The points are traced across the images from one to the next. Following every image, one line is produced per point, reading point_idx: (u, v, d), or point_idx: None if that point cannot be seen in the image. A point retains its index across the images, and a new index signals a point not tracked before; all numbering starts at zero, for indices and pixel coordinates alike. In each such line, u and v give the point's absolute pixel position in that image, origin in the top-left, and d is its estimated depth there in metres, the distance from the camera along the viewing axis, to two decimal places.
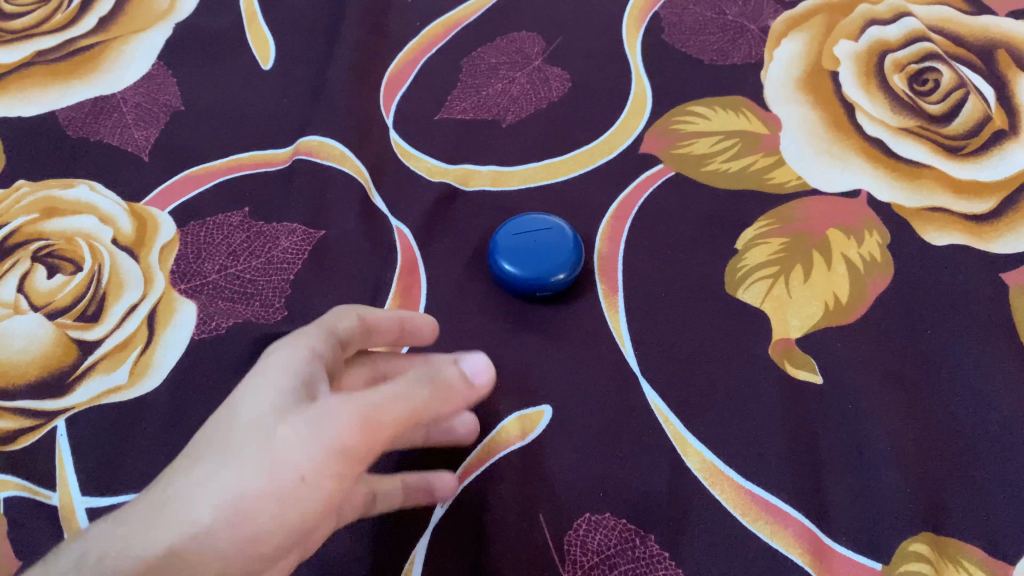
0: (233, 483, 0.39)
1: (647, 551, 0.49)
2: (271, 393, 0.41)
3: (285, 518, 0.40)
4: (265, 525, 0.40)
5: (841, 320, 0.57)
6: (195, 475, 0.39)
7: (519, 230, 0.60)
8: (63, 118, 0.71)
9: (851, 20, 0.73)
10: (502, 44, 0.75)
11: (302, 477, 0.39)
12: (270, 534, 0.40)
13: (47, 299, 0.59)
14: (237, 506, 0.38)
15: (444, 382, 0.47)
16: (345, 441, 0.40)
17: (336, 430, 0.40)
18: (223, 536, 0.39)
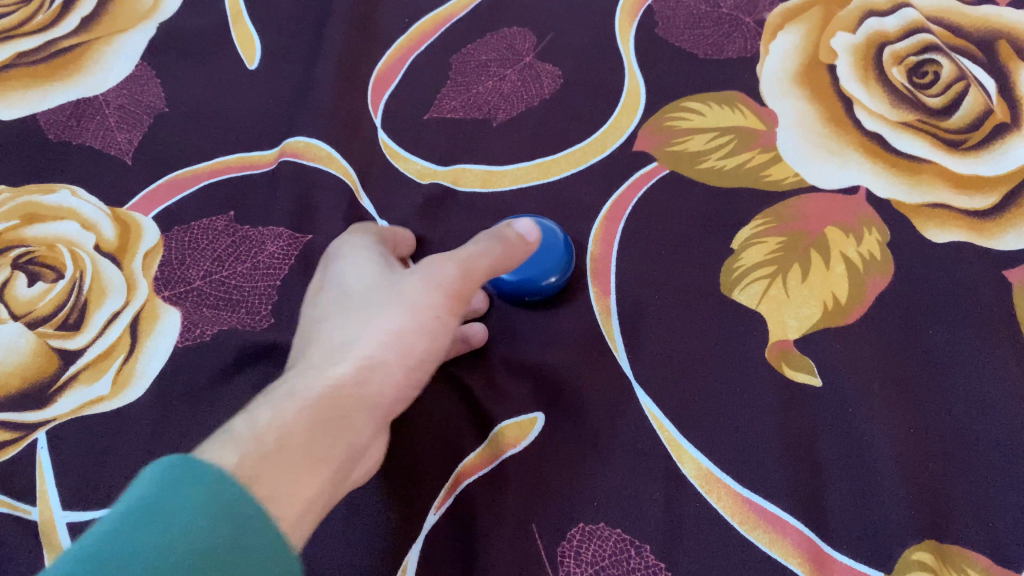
0: (374, 330, 0.45)
1: (642, 561, 0.48)
2: (370, 271, 0.49)
3: (418, 355, 0.47)
4: (391, 352, 0.45)
5: (840, 321, 0.56)
6: (329, 340, 0.45)
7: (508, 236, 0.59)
8: (43, 121, 0.69)
9: (849, 12, 0.71)
10: (492, 39, 0.73)
11: (433, 313, 0.46)
12: (406, 362, 0.46)
13: (28, 308, 0.58)
14: (386, 337, 0.45)
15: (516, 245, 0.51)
16: (445, 284, 0.46)
17: (448, 271, 0.46)
18: (360, 360, 0.44)
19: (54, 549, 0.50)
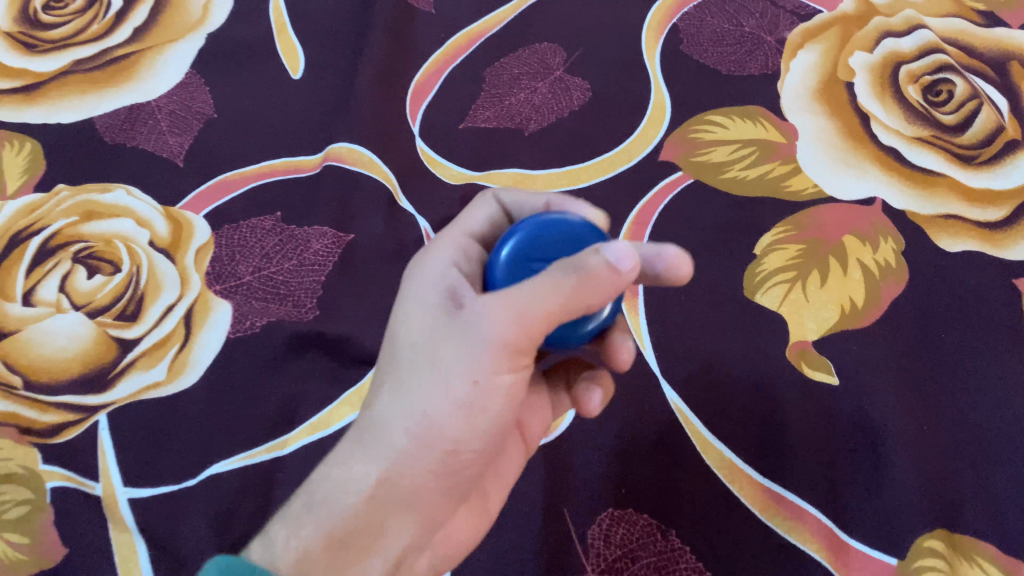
0: (433, 414, 0.43)
1: (668, 545, 0.51)
2: (415, 328, 0.44)
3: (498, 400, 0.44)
4: (496, 407, 0.44)
5: (856, 323, 0.59)
6: (442, 405, 0.43)
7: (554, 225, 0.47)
8: (99, 125, 0.73)
9: (866, 32, 0.75)
10: (524, 55, 0.77)
11: (479, 383, 0.42)
12: (489, 418, 0.44)
13: (88, 299, 0.61)
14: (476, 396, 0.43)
15: (590, 279, 0.40)
16: (506, 339, 0.41)
17: (502, 330, 0.41)
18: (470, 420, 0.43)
19: (117, 523, 0.53)
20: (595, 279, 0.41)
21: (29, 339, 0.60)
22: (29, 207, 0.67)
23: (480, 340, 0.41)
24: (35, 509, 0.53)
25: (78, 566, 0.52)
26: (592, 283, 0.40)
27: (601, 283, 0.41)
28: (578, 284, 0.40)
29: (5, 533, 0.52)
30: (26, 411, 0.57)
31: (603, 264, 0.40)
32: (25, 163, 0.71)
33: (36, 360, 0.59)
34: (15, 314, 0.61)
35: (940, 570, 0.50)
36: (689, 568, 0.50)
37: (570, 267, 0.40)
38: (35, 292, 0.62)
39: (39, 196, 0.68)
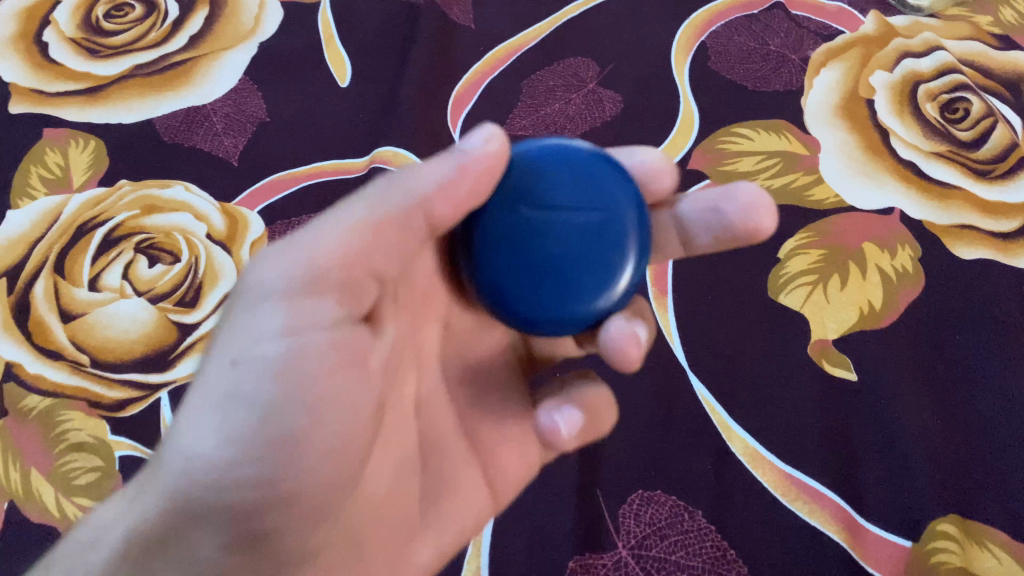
0: (202, 409, 0.39)
1: (695, 524, 0.54)
2: (235, 346, 0.39)
3: (293, 392, 0.39)
4: (286, 403, 0.39)
5: (874, 324, 0.62)
6: (213, 389, 0.39)
7: (576, 176, 0.48)
8: (160, 126, 0.78)
9: (887, 52, 0.78)
10: (559, 69, 0.81)
11: (236, 363, 0.39)
12: (281, 417, 0.39)
13: (150, 286, 0.65)
14: (280, 367, 0.39)
15: (403, 191, 0.43)
16: (277, 286, 0.39)
17: (263, 275, 0.40)
18: (245, 409, 0.39)
19: None
20: (465, 172, 0.44)
21: (95, 321, 0.64)
22: (94, 200, 0.71)
23: (280, 293, 0.39)
24: (106, 474, 0.58)
25: None
26: (454, 185, 0.43)
27: (450, 189, 0.43)
28: (416, 206, 0.43)
29: (78, 497, 0.57)
30: (95, 386, 0.62)
31: (435, 172, 0.44)
32: (91, 159, 0.75)
33: (103, 341, 0.63)
34: (82, 298, 0.65)
35: (951, 552, 0.53)
36: (714, 546, 0.53)
37: (415, 171, 0.44)
38: (100, 278, 0.66)
39: (103, 190, 0.72)
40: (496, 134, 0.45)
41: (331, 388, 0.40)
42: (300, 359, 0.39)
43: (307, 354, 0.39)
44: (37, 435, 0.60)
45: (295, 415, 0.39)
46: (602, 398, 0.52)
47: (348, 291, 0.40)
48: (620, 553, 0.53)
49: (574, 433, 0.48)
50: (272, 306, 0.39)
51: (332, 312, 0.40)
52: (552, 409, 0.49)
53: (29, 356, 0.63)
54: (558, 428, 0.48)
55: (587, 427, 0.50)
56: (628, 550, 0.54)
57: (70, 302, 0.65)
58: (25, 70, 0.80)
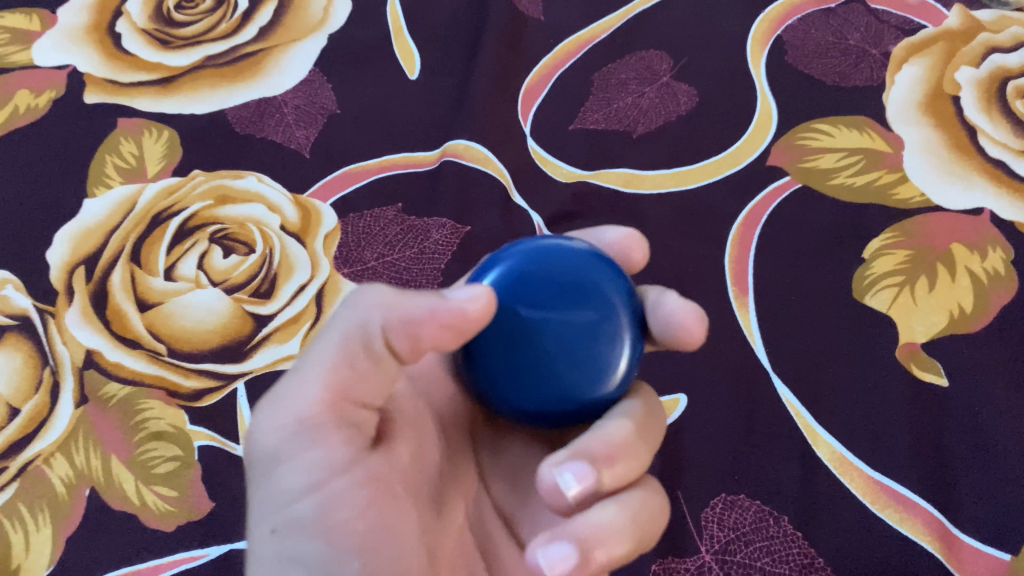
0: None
1: (781, 530, 0.54)
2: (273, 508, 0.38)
3: (337, 541, 0.37)
4: (333, 552, 0.37)
5: (965, 328, 0.61)
6: (263, 572, 0.38)
7: (569, 270, 0.43)
8: (230, 116, 0.77)
9: (973, 47, 0.75)
10: (631, 62, 0.78)
11: (276, 531, 0.38)
12: (332, 569, 0.37)
13: (224, 276, 0.65)
14: (319, 513, 0.38)
15: (363, 326, 0.40)
16: (284, 444, 0.39)
17: (265, 438, 0.39)
18: (304, 574, 0.37)
19: None
20: (432, 316, 0.40)
21: (171, 311, 0.64)
22: (168, 189, 0.71)
23: (286, 451, 0.38)
24: (184, 465, 0.59)
25: (224, 520, 0.57)
26: (416, 325, 0.40)
27: (415, 329, 0.40)
28: (376, 342, 0.40)
29: (156, 486, 0.58)
30: (173, 375, 0.62)
31: (399, 310, 0.40)
32: (164, 149, 0.74)
33: (179, 331, 0.64)
34: (158, 287, 0.65)
35: None
36: (802, 553, 0.53)
37: (380, 307, 0.40)
38: (175, 268, 0.66)
39: (177, 179, 0.72)
40: (483, 292, 0.41)
41: (371, 522, 0.38)
42: (338, 481, 0.38)
43: (338, 500, 0.38)
44: (116, 424, 0.60)
45: (346, 561, 0.37)
46: (612, 524, 0.38)
47: (347, 425, 0.39)
48: (703, 558, 0.53)
49: (570, 570, 0.36)
50: (290, 466, 0.38)
51: (342, 450, 0.39)
52: (536, 543, 0.36)
53: (107, 343, 0.63)
54: (541, 575, 0.36)
55: (595, 564, 0.37)
56: (711, 555, 0.53)
57: (146, 291, 0.65)
58: (97, 59, 0.80)
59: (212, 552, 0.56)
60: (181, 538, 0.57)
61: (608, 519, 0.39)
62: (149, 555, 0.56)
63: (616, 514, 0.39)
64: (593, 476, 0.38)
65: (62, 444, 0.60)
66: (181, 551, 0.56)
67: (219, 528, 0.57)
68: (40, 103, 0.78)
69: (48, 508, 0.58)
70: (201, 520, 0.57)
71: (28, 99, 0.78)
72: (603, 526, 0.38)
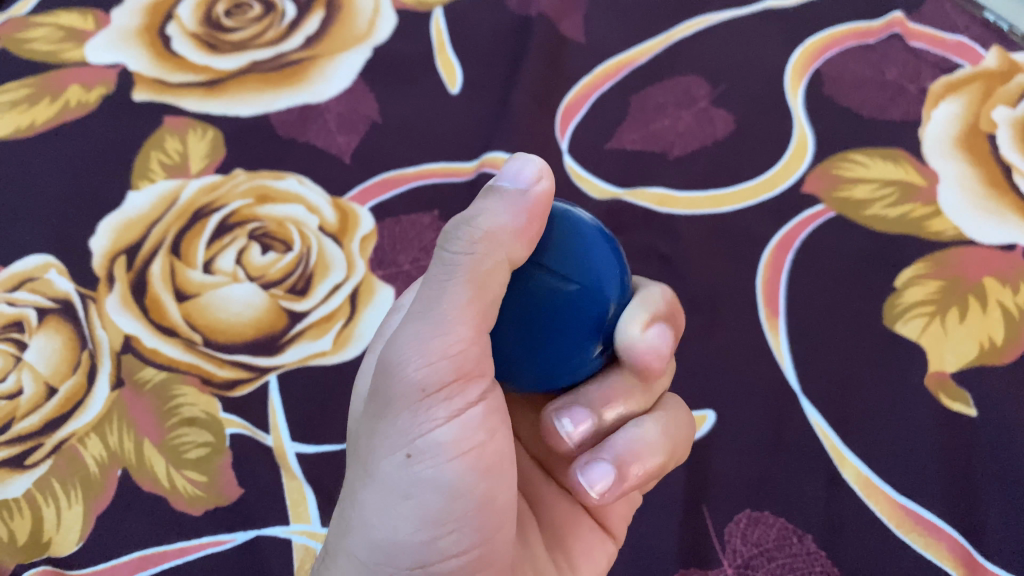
0: (385, 500, 0.39)
1: (804, 548, 0.56)
2: (408, 427, 0.38)
3: (470, 466, 0.39)
4: (464, 477, 0.39)
5: (995, 360, 0.61)
6: (393, 483, 0.39)
7: (560, 231, 0.39)
8: (273, 120, 0.78)
9: (1011, 87, 0.75)
10: (670, 86, 0.79)
11: (417, 457, 0.38)
12: (461, 490, 0.39)
13: (262, 272, 0.67)
14: (457, 441, 0.38)
15: (495, 265, 0.36)
16: (430, 378, 0.37)
17: (412, 367, 0.37)
18: (438, 491, 0.39)
19: (287, 471, 0.60)
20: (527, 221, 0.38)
21: (208, 303, 0.66)
22: (211, 186, 0.73)
23: (433, 381, 0.37)
24: (215, 451, 0.60)
25: (252, 507, 0.58)
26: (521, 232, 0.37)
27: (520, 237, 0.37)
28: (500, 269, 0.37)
29: (187, 470, 0.59)
30: (207, 364, 0.63)
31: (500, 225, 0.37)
32: (207, 148, 0.76)
33: (215, 322, 0.65)
34: (195, 280, 0.67)
35: None
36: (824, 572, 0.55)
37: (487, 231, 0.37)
38: (214, 262, 0.67)
39: (219, 177, 0.73)
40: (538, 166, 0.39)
41: (494, 449, 0.39)
42: (472, 411, 0.38)
43: (472, 429, 0.38)
44: (150, 408, 0.61)
45: (475, 484, 0.39)
46: (644, 440, 0.45)
47: (486, 357, 0.38)
48: (725, 571, 0.55)
49: (608, 487, 0.43)
50: (432, 398, 0.38)
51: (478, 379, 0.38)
52: (580, 468, 0.44)
53: (144, 330, 0.64)
54: (586, 492, 0.43)
55: (631, 476, 0.44)
56: (733, 569, 0.55)
57: (184, 283, 0.66)
58: (148, 59, 0.82)
59: (239, 537, 0.58)
60: (209, 523, 0.58)
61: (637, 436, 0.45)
62: (177, 537, 0.58)
63: (645, 429, 0.45)
64: (591, 416, 0.45)
65: (96, 425, 0.61)
66: (209, 535, 0.58)
67: (246, 515, 0.58)
68: (90, 98, 0.79)
69: (80, 485, 0.59)
70: (229, 506, 0.58)
71: (79, 94, 0.80)
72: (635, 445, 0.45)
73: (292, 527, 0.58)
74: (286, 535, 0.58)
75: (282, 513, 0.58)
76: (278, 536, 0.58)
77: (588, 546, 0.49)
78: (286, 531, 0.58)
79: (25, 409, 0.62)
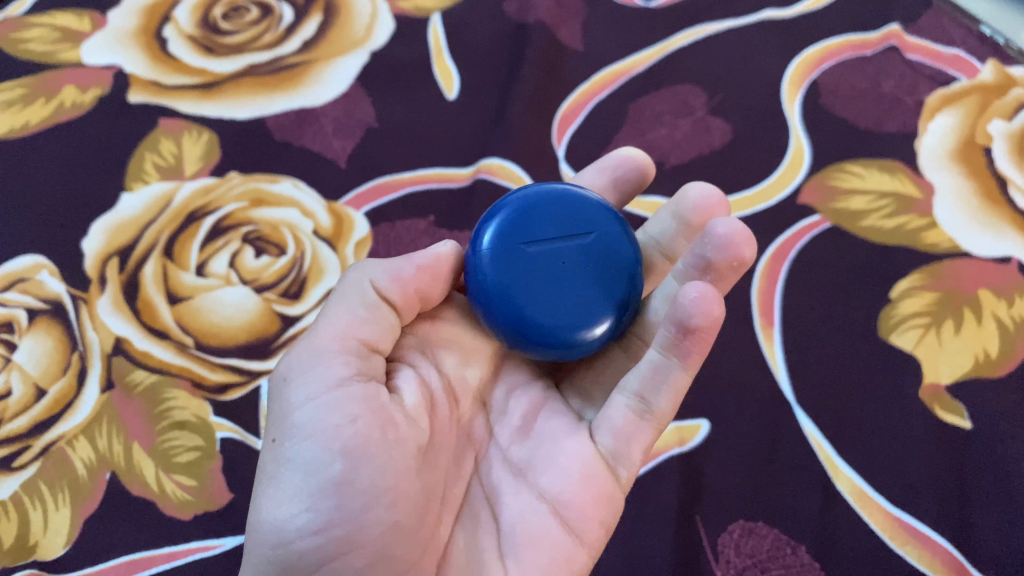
0: (265, 489, 0.42)
1: (798, 559, 0.55)
2: (285, 415, 0.43)
3: (326, 443, 0.41)
4: (317, 452, 0.41)
5: (989, 373, 0.61)
6: (270, 469, 0.42)
7: (572, 211, 0.49)
8: (269, 124, 0.77)
9: (1006, 101, 0.75)
10: (667, 95, 0.79)
11: (280, 436, 0.42)
12: (318, 467, 0.41)
13: (255, 276, 0.67)
14: (312, 421, 0.41)
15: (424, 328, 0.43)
16: (288, 367, 0.44)
17: (280, 362, 0.45)
18: (297, 469, 0.41)
19: None
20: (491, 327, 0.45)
21: (200, 305, 0.65)
22: (204, 188, 0.72)
23: (293, 370, 0.44)
24: (205, 455, 0.60)
25: (242, 512, 0.58)
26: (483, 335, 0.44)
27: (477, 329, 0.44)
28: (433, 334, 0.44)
29: (176, 474, 0.59)
30: (198, 368, 0.63)
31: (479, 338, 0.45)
32: (202, 150, 0.75)
33: (207, 325, 0.64)
34: (188, 282, 0.66)
35: None
36: None
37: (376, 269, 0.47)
38: (207, 264, 0.67)
39: (213, 180, 0.73)
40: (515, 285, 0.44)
41: (355, 431, 0.41)
42: (334, 395, 0.42)
43: (330, 408, 0.42)
44: (140, 411, 0.61)
45: (331, 461, 0.41)
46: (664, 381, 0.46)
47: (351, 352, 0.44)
48: None
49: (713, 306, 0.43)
50: (290, 384, 0.44)
51: (341, 369, 0.43)
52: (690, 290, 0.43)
53: (136, 332, 0.64)
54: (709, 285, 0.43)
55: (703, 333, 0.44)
56: None
57: (177, 285, 0.66)
58: (144, 61, 0.81)
59: (228, 542, 0.57)
60: (198, 527, 0.57)
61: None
62: (165, 542, 0.57)
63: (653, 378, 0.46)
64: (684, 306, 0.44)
65: (85, 427, 0.60)
66: (198, 539, 0.57)
67: (236, 520, 0.57)
68: (85, 99, 0.79)
69: (68, 488, 0.58)
70: (219, 511, 0.58)
71: (74, 95, 0.79)
72: (650, 376, 0.46)
73: None
74: None
75: None
76: None
77: (548, 545, 0.44)
78: None
79: (14, 410, 0.61)
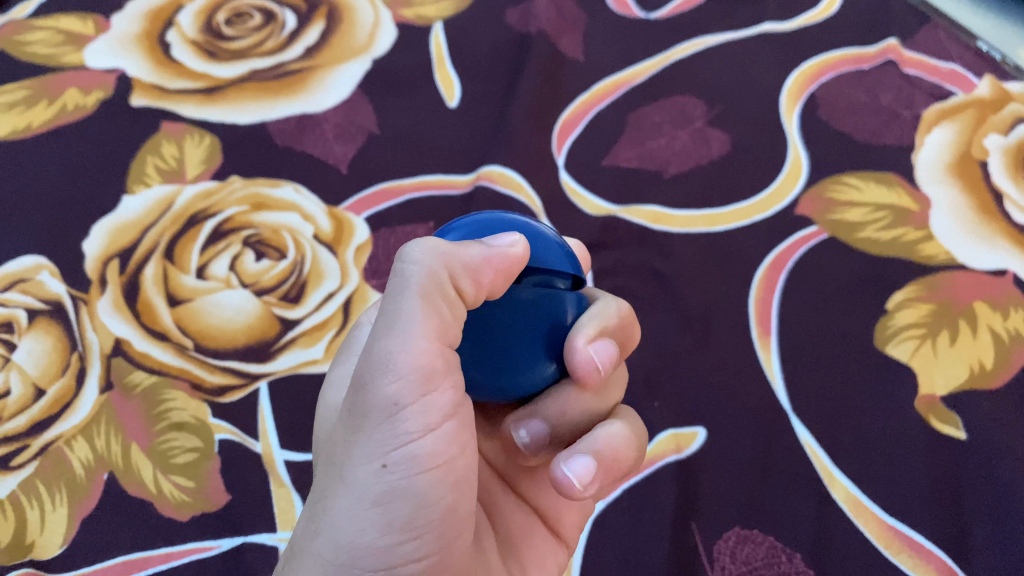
0: (351, 508, 0.38)
1: (793, 567, 0.56)
2: (380, 439, 0.37)
3: (438, 478, 0.38)
4: (431, 486, 0.38)
5: (984, 385, 0.61)
6: (359, 491, 0.37)
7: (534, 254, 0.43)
8: (271, 129, 0.78)
9: (1002, 116, 0.76)
10: (667, 105, 0.79)
11: (387, 466, 0.37)
12: (428, 501, 0.38)
13: (255, 279, 0.67)
14: (429, 458, 0.37)
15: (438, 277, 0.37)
16: (405, 391, 0.36)
17: (382, 381, 0.37)
18: (405, 504, 0.37)
19: (276, 478, 0.59)
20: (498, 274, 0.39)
21: (200, 308, 0.65)
22: (206, 192, 0.73)
23: (407, 397, 0.36)
24: (203, 456, 0.60)
25: (240, 514, 0.58)
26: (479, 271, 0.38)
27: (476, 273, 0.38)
28: (447, 288, 0.37)
29: (173, 475, 0.59)
30: (197, 370, 0.63)
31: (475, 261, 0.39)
32: (204, 153, 0.76)
33: (206, 328, 0.65)
34: (188, 285, 0.66)
35: None
36: None
37: (443, 255, 0.38)
38: (207, 267, 0.67)
39: (215, 184, 0.73)
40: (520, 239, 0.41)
41: (462, 463, 0.39)
42: (441, 425, 0.37)
43: (443, 443, 0.38)
44: (139, 411, 0.61)
45: (440, 496, 0.38)
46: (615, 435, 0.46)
47: (455, 372, 0.38)
48: None
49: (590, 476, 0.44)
50: (406, 411, 0.37)
51: (451, 396, 0.38)
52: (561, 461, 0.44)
53: (135, 333, 0.64)
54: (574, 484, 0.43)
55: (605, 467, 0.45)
56: None
57: (177, 288, 0.66)
58: (146, 65, 0.82)
59: (225, 544, 0.57)
60: (195, 529, 0.57)
61: (605, 436, 0.46)
62: (162, 543, 0.57)
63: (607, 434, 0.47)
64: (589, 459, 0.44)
65: (84, 427, 0.60)
66: (195, 541, 0.57)
67: (233, 522, 0.58)
68: (88, 102, 0.79)
69: (65, 488, 0.58)
70: (216, 512, 0.58)
71: (76, 98, 0.80)
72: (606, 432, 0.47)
73: (279, 534, 0.57)
74: (272, 542, 0.57)
75: (270, 520, 0.58)
76: (265, 543, 0.57)
77: (542, 554, 0.49)
78: (274, 539, 0.57)
79: (12, 410, 0.61)
